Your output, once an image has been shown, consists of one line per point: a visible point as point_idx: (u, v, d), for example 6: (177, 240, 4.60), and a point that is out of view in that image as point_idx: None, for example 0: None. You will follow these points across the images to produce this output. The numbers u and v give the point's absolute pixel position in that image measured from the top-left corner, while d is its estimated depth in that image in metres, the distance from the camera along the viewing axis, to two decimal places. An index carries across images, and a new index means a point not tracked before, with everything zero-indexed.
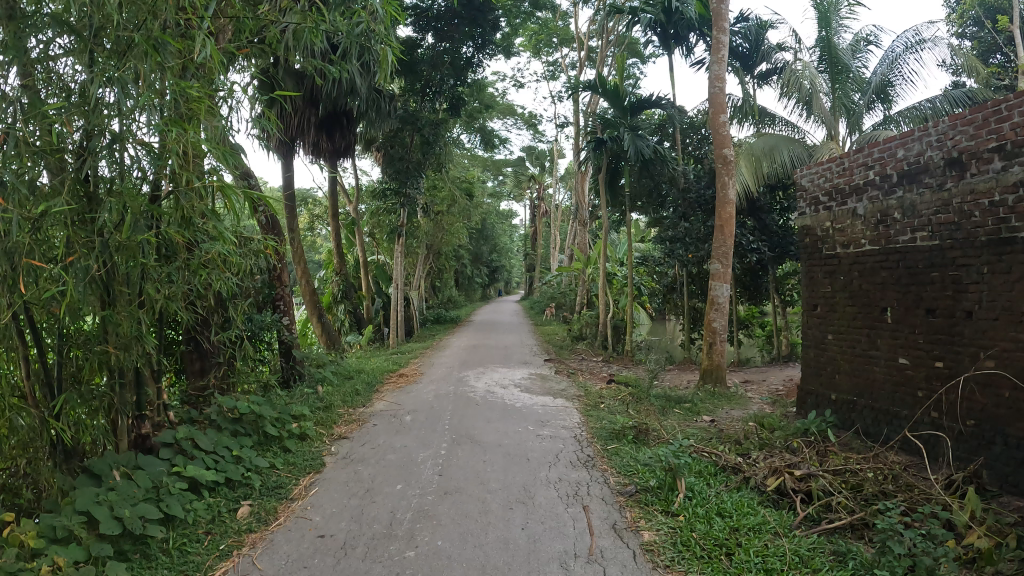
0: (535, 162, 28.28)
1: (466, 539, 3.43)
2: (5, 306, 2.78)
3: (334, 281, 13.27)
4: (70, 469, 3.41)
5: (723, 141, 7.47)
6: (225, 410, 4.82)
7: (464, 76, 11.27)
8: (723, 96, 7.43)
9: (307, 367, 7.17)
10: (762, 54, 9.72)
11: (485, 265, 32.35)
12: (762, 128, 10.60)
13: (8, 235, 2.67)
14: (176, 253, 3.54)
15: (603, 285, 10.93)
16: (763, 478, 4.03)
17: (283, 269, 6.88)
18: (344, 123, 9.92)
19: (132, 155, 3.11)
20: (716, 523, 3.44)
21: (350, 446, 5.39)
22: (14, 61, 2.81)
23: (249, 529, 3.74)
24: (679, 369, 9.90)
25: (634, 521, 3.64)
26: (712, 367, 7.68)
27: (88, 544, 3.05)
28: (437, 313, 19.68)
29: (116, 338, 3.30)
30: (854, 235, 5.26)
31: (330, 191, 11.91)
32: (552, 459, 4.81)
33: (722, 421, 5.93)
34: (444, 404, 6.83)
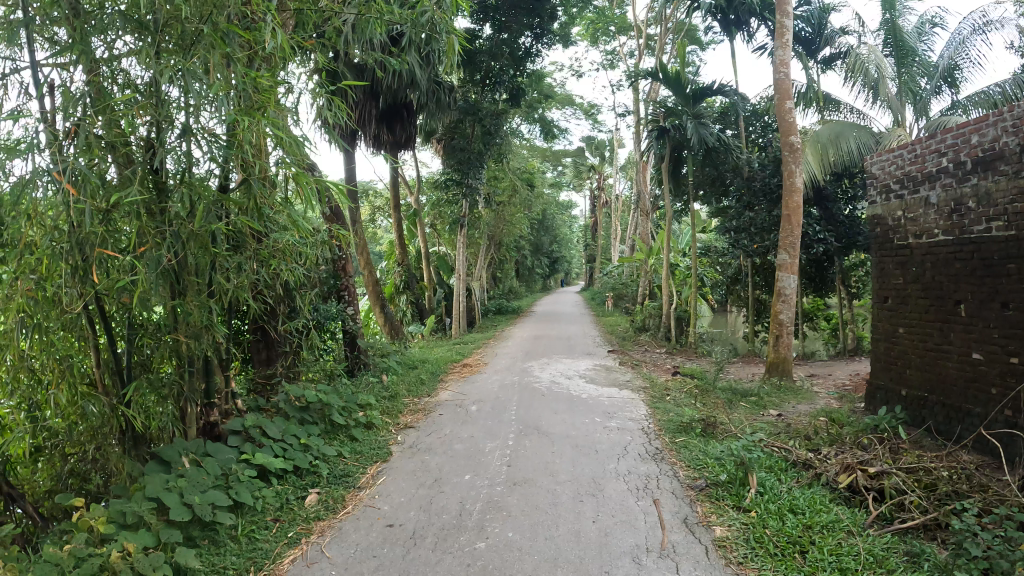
0: (595, 152, 28.20)
1: (537, 531, 3.42)
2: (79, 296, 2.96)
3: (397, 272, 13.46)
4: (138, 454, 3.55)
5: (791, 129, 7.27)
6: (293, 398, 4.92)
7: (523, 66, 11.19)
8: (788, 83, 7.25)
9: (372, 357, 7.27)
10: (825, 38, 9.49)
11: (545, 256, 32.36)
12: (827, 114, 10.36)
13: (81, 226, 2.84)
14: (246, 244, 3.64)
15: (665, 276, 10.80)
16: (835, 474, 3.91)
17: (347, 259, 6.98)
18: (405, 116, 9.98)
19: (201, 147, 3.13)
20: (789, 519, 3.35)
21: (416, 436, 5.42)
22: (81, 57, 2.92)
23: (317, 517, 3.80)
24: (743, 362, 9.74)
25: (705, 515, 3.58)
26: (779, 360, 7.49)
27: (158, 530, 3.13)
28: (497, 303, 19.75)
29: (187, 327, 3.39)
30: (927, 224, 5.08)
31: (392, 182, 12.00)
32: (621, 451, 4.77)
33: (789, 415, 5.81)
34: (510, 394, 6.83)
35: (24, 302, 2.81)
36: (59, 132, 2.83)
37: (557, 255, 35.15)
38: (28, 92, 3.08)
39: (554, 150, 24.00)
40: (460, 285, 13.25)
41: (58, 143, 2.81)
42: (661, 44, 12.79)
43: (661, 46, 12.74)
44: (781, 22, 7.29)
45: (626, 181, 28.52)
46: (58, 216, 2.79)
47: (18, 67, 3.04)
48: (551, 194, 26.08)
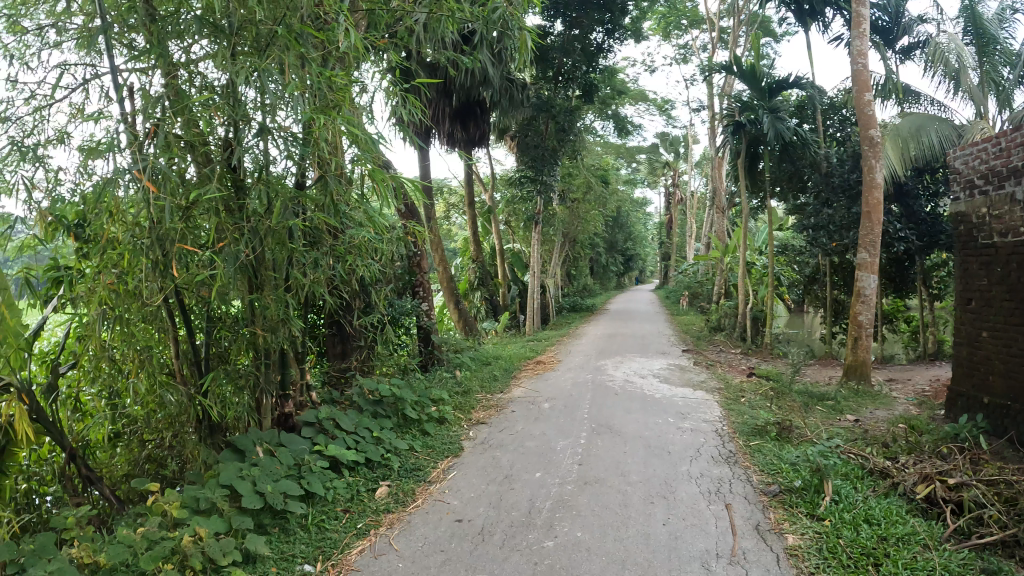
0: (670, 148, 27.84)
1: (606, 532, 3.39)
2: (160, 289, 3.09)
3: (472, 267, 13.58)
4: (214, 443, 3.75)
5: (870, 122, 7.02)
6: (366, 391, 5.06)
7: (595, 62, 11.12)
8: (867, 74, 7.00)
9: (445, 352, 7.37)
10: (903, 27, 9.14)
11: (619, 254, 32.09)
12: (906, 107, 9.96)
13: (162, 222, 2.97)
14: (324, 240, 3.71)
15: (741, 274, 10.58)
16: (913, 485, 3.76)
17: (422, 255, 7.10)
18: (478, 113, 10.14)
19: (276, 146, 3.21)
20: (863, 530, 3.24)
21: (489, 432, 5.45)
22: (158, 62, 3.05)
23: (387, 509, 3.86)
24: (818, 364, 9.46)
25: (778, 522, 3.49)
26: (857, 363, 7.22)
27: (230, 516, 3.24)
28: (573, 300, 19.69)
29: (263, 321, 3.48)
30: (1013, 222, 4.84)
31: (466, 179, 12.11)
32: (694, 453, 4.68)
33: (867, 420, 5.62)
34: (583, 392, 6.82)
35: (106, 294, 3.00)
36: (139, 133, 2.97)
37: (631, 253, 34.77)
38: (108, 95, 3.24)
39: (628, 147, 23.77)
40: (534, 282, 13.24)
41: (138, 142, 2.96)
42: (734, 38, 12.53)
43: (734, 40, 12.49)
44: (857, 11, 7.06)
45: (701, 177, 27.94)
46: (140, 213, 2.94)
47: (101, 73, 3.21)
48: (627, 192, 25.86)
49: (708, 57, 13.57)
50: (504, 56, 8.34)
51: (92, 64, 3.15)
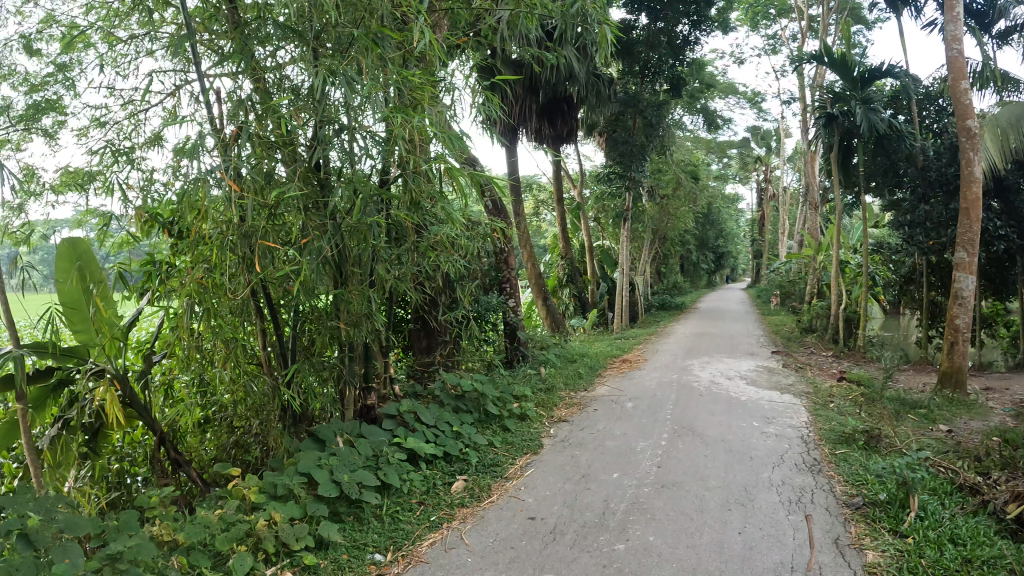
0: (761, 142, 26.91)
1: (680, 538, 3.31)
2: (247, 283, 3.25)
3: (560, 265, 13.54)
4: (297, 432, 4.00)
5: (967, 112, 6.57)
6: (449, 386, 5.17)
7: (683, 56, 10.85)
8: (963, 61, 6.54)
9: (531, 348, 7.38)
10: (1000, 9, 8.48)
11: (710, 252, 31.20)
12: (1006, 96, 9.20)
13: (247, 219, 3.11)
14: (407, 236, 3.84)
15: (835, 273, 10.08)
16: (1004, 503, 3.45)
17: (509, 251, 7.13)
18: (565, 110, 10.08)
19: (361, 144, 3.28)
20: (947, 550, 3.03)
21: (569, 430, 5.40)
22: (243, 67, 3.15)
23: (461, 503, 3.89)
24: (913, 370, 8.93)
25: (858, 538, 3.31)
26: (952, 370, 6.74)
27: (305, 503, 3.35)
28: (662, 298, 19.28)
29: (347, 315, 3.59)
30: None
31: (554, 176, 12.10)
32: (777, 460, 4.50)
33: (961, 432, 5.26)
34: (667, 393, 6.66)
35: (195, 288, 3.18)
36: (227, 136, 3.08)
37: (722, 250, 33.75)
38: (197, 100, 3.40)
39: (719, 142, 23.08)
40: (623, 280, 13.05)
41: (225, 145, 3.07)
42: (825, 25, 11.98)
43: (825, 28, 11.93)
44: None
45: (794, 172, 26.82)
46: (224, 212, 3.07)
47: (190, 79, 3.38)
48: (718, 187, 25.13)
49: (798, 47, 13.03)
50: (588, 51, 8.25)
51: (182, 71, 3.30)
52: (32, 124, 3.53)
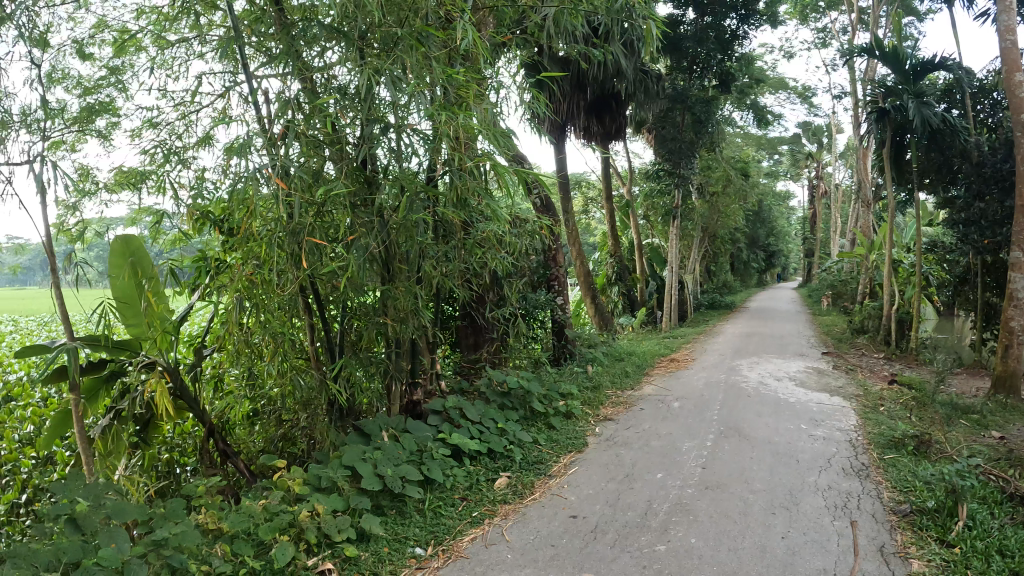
0: (813, 138, 26.25)
1: (721, 542, 3.26)
2: (297, 279, 3.29)
3: (609, 263, 13.44)
4: (343, 427, 4.05)
5: (1021, 105, 6.31)
6: (495, 383, 5.18)
7: (731, 50, 10.65)
8: (1017, 52, 6.28)
9: (579, 346, 7.34)
10: None
11: (761, 251, 30.58)
12: None
13: (295, 215, 3.16)
14: (453, 233, 3.88)
15: (887, 273, 9.74)
16: None
17: (557, 250, 7.14)
18: (614, 106, 9.92)
19: (409, 141, 3.34)
20: (995, 561, 2.92)
21: (614, 429, 5.34)
22: (293, 67, 3.23)
23: (504, 500, 3.90)
24: (968, 374, 8.60)
25: (904, 546, 3.21)
26: (1007, 374, 6.47)
27: (349, 496, 3.41)
28: (712, 297, 18.95)
29: (394, 312, 3.66)
30: None
31: (602, 174, 12.02)
32: (824, 463, 4.40)
33: (1017, 439, 5.04)
34: (714, 393, 6.55)
35: (244, 283, 3.24)
36: (274, 134, 3.18)
37: (773, 249, 33.05)
38: (246, 100, 3.49)
39: (769, 138, 22.61)
40: (672, 278, 12.87)
41: (273, 144, 3.12)
42: (876, 17, 11.63)
43: (877, 20, 11.59)
44: None
45: (846, 168, 26.12)
46: (273, 209, 3.12)
47: (238, 81, 3.44)
48: (768, 185, 24.60)
49: (848, 39, 12.70)
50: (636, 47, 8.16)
51: (232, 72, 3.38)
52: (87, 126, 3.67)
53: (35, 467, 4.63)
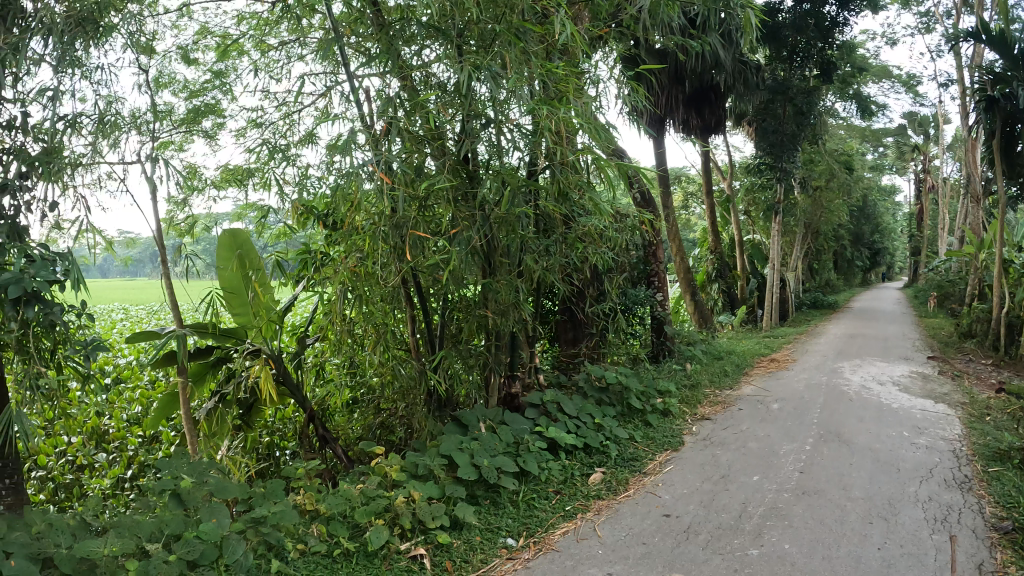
0: (919, 129, 24.84)
1: (815, 548, 3.14)
2: (399, 270, 3.44)
3: (709, 258, 13.03)
4: (441, 416, 4.17)
5: None
6: (594, 377, 5.14)
7: (831, 38, 10.17)
8: None
9: (678, 344, 7.20)
10: None
11: (865, 248, 29.16)
12: None
13: (399, 209, 3.27)
14: (554, 228, 3.97)
15: (997, 273, 9.12)
16: None
17: (658, 245, 6.99)
18: (713, 99, 9.62)
19: (509, 137, 3.37)
20: None
21: (712, 428, 5.21)
22: (391, 66, 3.32)
23: (597, 495, 3.87)
24: None
25: (1005, 566, 3.02)
26: None
27: (444, 484, 3.48)
28: (815, 295, 18.16)
29: (495, 304, 3.80)
30: None
31: (703, 168, 11.75)
32: (924, 474, 4.18)
33: None
34: (815, 395, 6.31)
35: (348, 276, 3.43)
36: (377, 131, 3.28)
37: (877, 245, 31.42)
38: (347, 99, 3.63)
39: (875, 129, 21.50)
40: (772, 277, 12.41)
41: (377, 140, 3.24)
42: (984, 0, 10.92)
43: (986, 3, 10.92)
44: None
45: (955, 161, 24.62)
46: (376, 203, 3.28)
47: (339, 81, 3.59)
48: (874, 178, 23.39)
49: (952, 25, 12.01)
50: (734, 36, 7.85)
51: (333, 74, 3.53)
52: (193, 127, 3.95)
53: (140, 444, 5.09)
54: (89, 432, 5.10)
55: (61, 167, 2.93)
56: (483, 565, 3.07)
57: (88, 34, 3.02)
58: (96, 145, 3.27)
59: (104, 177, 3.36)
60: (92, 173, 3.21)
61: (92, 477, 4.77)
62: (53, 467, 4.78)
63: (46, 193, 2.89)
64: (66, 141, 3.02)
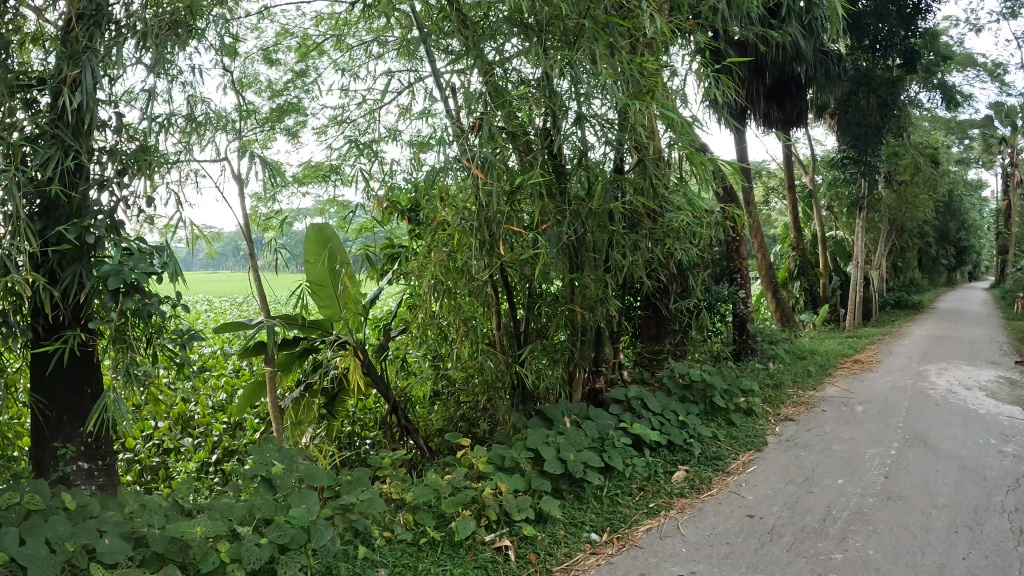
0: (1008, 121, 23.57)
1: (901, 555, 3.03)
2: (489, 265, 3.48)
3: (790, 255, 12.67)
4: (526, 410, 4.13)
5: None
6: (677, 375, 5.05)
7: (915, 26, 9.71)
8: None
9: (760, 342, 7.03)
10: None
11: (951, 245, 27.84)
12: None
13: (491, 205, 3.32)
14: (641, 224, 3.88)
15: None
16: None
17: (741, 240, 6.91)
18: (795, 90, 9.37)
19: (592, 134, 3.39)
20: None
21: (794, 429, 5.08)
22: (473, 62, 3.32)
23: (680, 493, 3.81)
24: None
25: None
26: None
27: (530, 477, 3.49)
28: (898, 295, 17.43)
29: (582, 299, 3.80)
30: None
31: (784, 163, 11.50)
32: (1014, 483, 3.94)
33: None
34: (901, 399, 6.07)
35: (437, 270, 3.53)
36: (466, 127, 3.33)
37: (966, 243, 29.87)
38: (431, 95, 3.67)
39: (963, 120, 20.49)
40: (856, 275, 11.95)
41: (464, 136, 3.29)
42: None
43: None
44: None
45: None
46: (469, 196, 3.29)
47: (422, 77, 3.65)
48: (962, 173, 22.27)
49: None
50: (815, 25, 7.60)
51: (417, 71, 3.59)
52: (277, 125, 4.09)
53: (224, 430, 5.31)
54: (176, 417, 5.33)
55: (156, 163, 3.05)
56: (567, 559, 3.07)
57: (180, 37, 3.11)
58: (188, 143, 3.41)
59: (195, 174, 3.50)
60: (181, 171, 3.33)
61: (179, 460, 4.99)
62: (140, 450, 4.96)
63: (144, 190, 3.01)
64: (160, 139, 3.16)
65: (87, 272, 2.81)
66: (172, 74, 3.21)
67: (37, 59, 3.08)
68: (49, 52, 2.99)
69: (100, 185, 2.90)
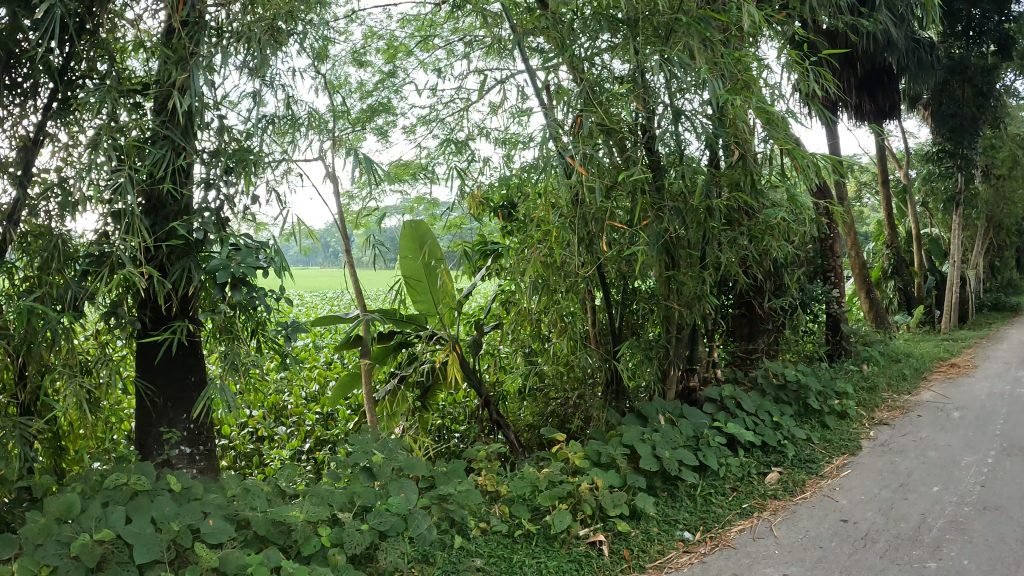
0: None
1: (996, 566, 2.89)
2: (591, 261, 3.52)
3: (884, 253, 12.21)
4: (619, 407, 4.16)
5: None
6: (771, 375, 4.93)
7: (1009, 9, 9.33)
8: None
9: (853, 343, 6.78)
10: None
11: None
12: None
13: (595, 200, 3.39)
14: (741, 221, 3.89)
15: None
16: None
17: (835, 237, 6.69)
18: (886, 81, 9.00)
19: (690, 129, 3.42)
20: None
21: (889, 434, 4.90)
22: (565, 58, 3.38)
23: (774, 495, 3.75)
24: None
25: None
26: None
27: (626, 474, 3.50)
28: (996, 296, 16.45)
29: (680, 297, 3.80)
30: None
31: (878, 155, 11.07)
32: None
33: None
34: (1003, 405, 5.74)
35: (536, 267, 3.54)
36: (566, 122, 3.38)
37: None
38: (525, 92, 3.72)
39: None
40: (954, 273, 11.31)
41: (558, 132, 3.33)
42: None
43: None
44: None
45: None
46: (570, 191, 3.36)
47: (514, 74, 3.71)
48: None
49: None
50: (909, 13, 7.28)
51: (510, 68, 3.66)
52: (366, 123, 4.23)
53: (316, 420, 5.49)
54: (270, 406, 5.55)
55: (255, 163, 3.17)
56: (661, 556, 3.08)
57: (280, 42, 3.23)
58: (286, 142, 3.55)
59: (295, 173, 3.61)
60: (282, 170, 3.49)
61: (272, 447, 5.18)
62: (235, 437, 5.19)
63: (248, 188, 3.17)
64: (265, 139, 3.30)
65: (194, 265, 2.96)
66: (273, 76, 3.36)
67: (136, 66, 3.22)
68: (153, 59, 3.15)
69: (205, 184, 3.06)
